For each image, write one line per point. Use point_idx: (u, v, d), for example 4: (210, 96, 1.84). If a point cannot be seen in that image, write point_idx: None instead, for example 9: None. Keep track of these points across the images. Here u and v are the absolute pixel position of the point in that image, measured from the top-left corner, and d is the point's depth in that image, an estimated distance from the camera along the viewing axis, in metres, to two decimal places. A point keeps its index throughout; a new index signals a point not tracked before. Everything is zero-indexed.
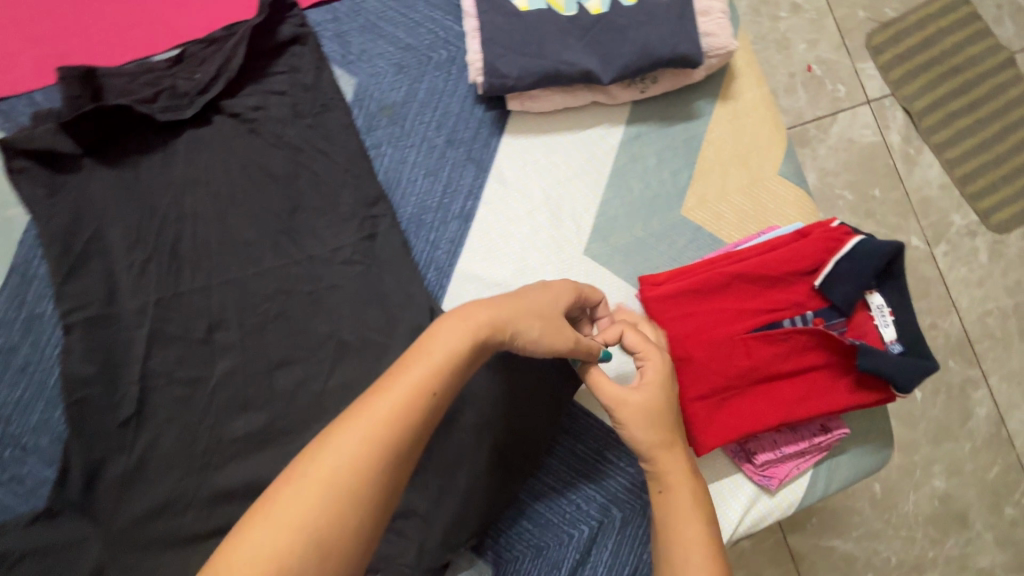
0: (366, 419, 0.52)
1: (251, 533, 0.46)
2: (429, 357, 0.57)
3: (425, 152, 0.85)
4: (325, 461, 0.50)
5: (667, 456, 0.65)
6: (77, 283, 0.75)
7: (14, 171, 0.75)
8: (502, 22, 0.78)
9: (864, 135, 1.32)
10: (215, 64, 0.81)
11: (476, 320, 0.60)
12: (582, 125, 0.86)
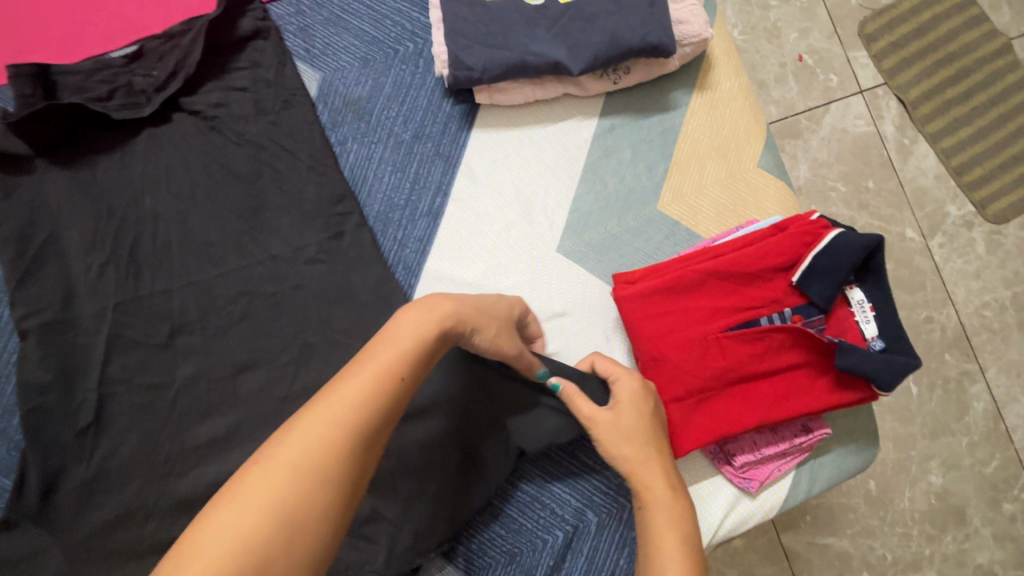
0: (338, 397, 0.49)
1: (216, 517, 0.43)
2: (394, 343, 0.54)
3: (392, 148, 0.83)
4: (291, 444, 0.46)
5: (642, 473, 0.64)
6: (34, 287, 0.74)
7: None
8: (466, 13, 0.76)
9: (857, 125, 1.29)
10: (174, 61, 0.78)
11: (437, 310, 0.57)
12: (554, 118, 0.83)
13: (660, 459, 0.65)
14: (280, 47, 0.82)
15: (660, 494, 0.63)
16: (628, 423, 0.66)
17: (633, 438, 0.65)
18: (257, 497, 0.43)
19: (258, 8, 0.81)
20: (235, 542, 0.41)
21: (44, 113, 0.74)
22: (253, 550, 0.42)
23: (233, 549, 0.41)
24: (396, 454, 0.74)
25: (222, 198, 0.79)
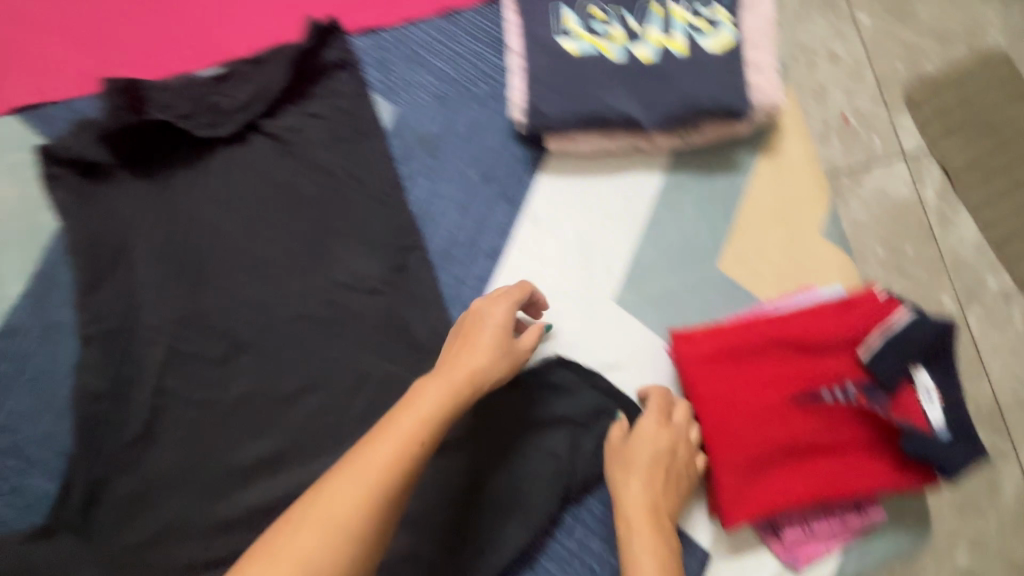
0: (367, 463, 0.55)
1: (258, 564, 0.50)
2: (416, 410, 0.61)
3: (459, 186, 0.84)
4: (323, 509, 0.52)
5: (625, 497, 0.68)
6: (101, 295, 0.75)
7: (47, 178, 0.75)
8: (547, 63, 0.77)
9: (901, 188, 1.17)
10: (257, 85, 0.80)
11: (455, 376, 0.65)
12: (621, 170, 0.84)
13: (654, 490, 0.68)
14: (360, 82, 0.84)
15: (647, 542, 0.64)
16: (636, 462, 0.69)
17: (631, 470, 0.69)
18: (293, 549, 0.50)
19: (342, 40, 0.83)
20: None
21: (133, 127, 0.77)
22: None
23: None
24: (446, 489, 0.74)
25: (290, 222, 0.80)
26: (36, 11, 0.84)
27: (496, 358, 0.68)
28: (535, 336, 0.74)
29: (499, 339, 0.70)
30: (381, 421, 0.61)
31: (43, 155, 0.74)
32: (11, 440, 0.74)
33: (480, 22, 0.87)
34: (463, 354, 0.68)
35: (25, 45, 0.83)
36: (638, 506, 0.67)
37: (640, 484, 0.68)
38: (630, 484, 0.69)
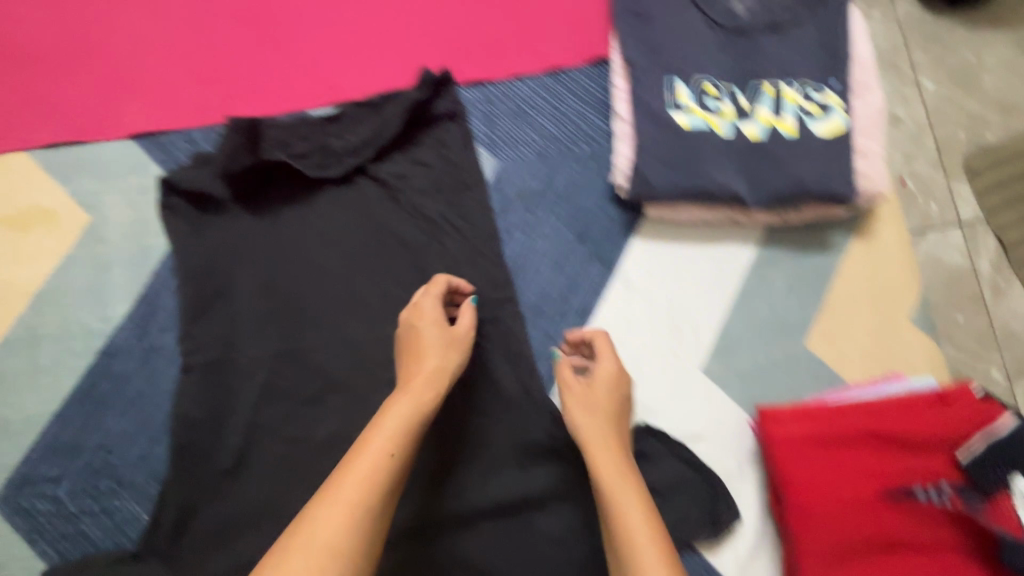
0: (342, 485, 0.58)
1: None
2: (385, 425, 0.64)
3: (555, 244, 0.85)
4: (308, 537, 0.54)
5: (597, 447, 0.68)
6: (204, 325, 0.78)
7: (165, 208, 0.79)
8: (656, 134, 0.79)
9: (956, 257, 0.88)
10: (370, 130, 0.83)
11: (418, 385, 0.68)
12: (715, 241, 0.85)
13: (616, 439, 0.70)
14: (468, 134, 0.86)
15: (632, 495, 0.64)
16: (599, 403, 0.71)
17: (597, 415, 0.71)
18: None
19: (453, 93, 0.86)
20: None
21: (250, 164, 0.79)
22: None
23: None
24: (528, 547, 0.76)
25: (391, 267, 0.82)
26: (162, 38, 0.86)
27: (457, 361, 0.72)
28: (471, 319, 0.76)
29: (457, 343, 0.73)
30: (355, 443, 0.63)
31: (165, 186, 0.78)
32: (104, 460, 0.76)
33: (586, 83, 0.88)
34: (424, 360, 0.70)
35: (148, 71, 0.85)
36: (603, 442, 0.68)
37: (597, 424, 0.70)
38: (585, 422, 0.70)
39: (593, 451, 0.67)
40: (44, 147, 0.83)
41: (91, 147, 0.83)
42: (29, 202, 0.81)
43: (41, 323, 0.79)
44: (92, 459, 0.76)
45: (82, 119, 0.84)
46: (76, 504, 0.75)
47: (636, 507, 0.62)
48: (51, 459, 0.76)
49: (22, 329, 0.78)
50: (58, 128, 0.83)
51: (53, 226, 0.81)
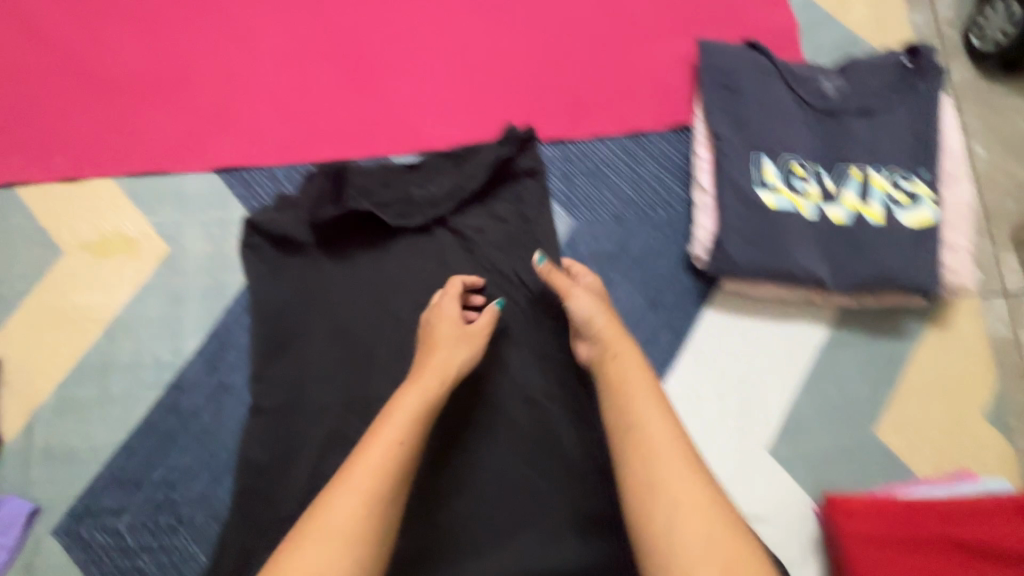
0: (356, 474, 0.59)
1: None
2: (397, 411, 0.64)
3: (627, 309, 0.84)
4: (327, 523, 0.55)
5: (611, 334, 0.71)
6: (275, 367, 0.78)
7: (246, 246, 0.80)
8: (742, 212, 0.78)
9: (999, 328, 0.85)
10: (452, 182, 0.83)
11: (430, 378, 0.69)
12: (788, 319, 0.84)
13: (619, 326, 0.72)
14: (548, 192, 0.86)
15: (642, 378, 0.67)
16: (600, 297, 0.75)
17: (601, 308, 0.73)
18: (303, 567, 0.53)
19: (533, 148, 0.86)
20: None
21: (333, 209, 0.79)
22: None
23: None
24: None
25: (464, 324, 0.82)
26: (252, 76, 0.87)
27: (467, 354, 0.73)
28: (490, 315, 0.77)
29: (467, 334, 0.75)
30: (367, 430, 0.64)
31: (249, 226, 0.79)
32: (166, 495, 0.76)
33: (666, 149, 0.89)
34: (437, 355, 0.72)
35: (237, 108, 0.86)
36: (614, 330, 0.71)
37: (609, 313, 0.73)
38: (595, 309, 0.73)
39: (607, 338, 0.71)
40: (130, 176, 0.84)
41: (175, 178, 0.84)
42: (112, 228, 0.82)
43: (116, 352, 0.79)
44: (153, 494, 0.76)
45: (169, 151, 0.84)
46: (134, 538, 0.75)
47: (646, 388, 0.66)
48: (114, 490, 0.76)
49: (96, 357, 0.79)
50: (144, 159, 0.84)
51: (133, 255, 0.82)
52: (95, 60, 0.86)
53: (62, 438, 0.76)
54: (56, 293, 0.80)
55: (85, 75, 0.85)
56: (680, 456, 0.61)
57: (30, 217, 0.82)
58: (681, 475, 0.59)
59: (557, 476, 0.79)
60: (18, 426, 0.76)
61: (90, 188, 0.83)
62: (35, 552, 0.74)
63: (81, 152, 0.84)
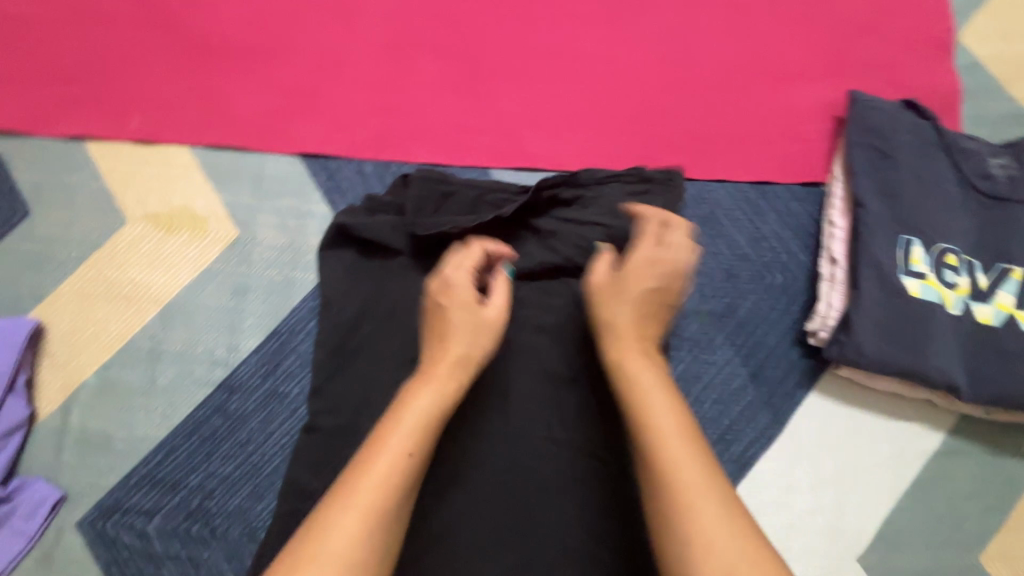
0: (356, 486, 0.47)
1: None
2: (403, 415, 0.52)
3: (725, 376, 0.77)
4: (317, 541, 0.45)
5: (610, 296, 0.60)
6: (335, 385, 0.70)
7: (330, 247, 0.73)
8: (880, 296, 0.70)
9: None
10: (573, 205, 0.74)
11: (445, 378, 0.56)
12: (901, 416, 0.76)
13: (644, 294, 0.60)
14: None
15: (631, 344, 0.57)
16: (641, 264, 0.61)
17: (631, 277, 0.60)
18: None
19: (675, 191, 0.75)
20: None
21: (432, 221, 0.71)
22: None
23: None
24: None
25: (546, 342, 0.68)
26: (352, 55, 0.79)
27: (484, 344, 0.59)
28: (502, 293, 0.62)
29: (480, 317, 0.59)
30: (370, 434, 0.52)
31: (338, 228, 0.72)
32: (200, 503, 0.70)
33: (794, 206, 0.81)
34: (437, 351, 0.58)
35: (332, 88, 0.78)
36: (626, 335, 0.58)
37: (630, 317, 0.58)
38: (620, 323, 0.59)
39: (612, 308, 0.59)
40: (208, 147, 0.76)
41: (255, 157, 0.77)
42: (180, 201, 0.75)
43: (168, 337, 0.73)
44: (187, 499, 0.70)
45: (253, 124, 0.77)
46: (162, 544, 0.69)
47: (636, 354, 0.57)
48: (147, 489, 0.69)
49: (147, 341, 0.73)
50: (225, 132, 0.76)
51: (199, 235, 0.75)
52: (189, 17, 0.79)
53: (99, 424, 0.70)
54: (113, 264, 0.74)
55: (176, 32, 0.78)
56: (705, 479, 0.48)
57: (96, 176, 0.75)
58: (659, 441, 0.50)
59: (574, 487, 0.63)
60: (54, 405, 0.70)
61: (163, 155, 0.76)
62: (55, 543, 0.68)
63: (158, 112, 0.76)
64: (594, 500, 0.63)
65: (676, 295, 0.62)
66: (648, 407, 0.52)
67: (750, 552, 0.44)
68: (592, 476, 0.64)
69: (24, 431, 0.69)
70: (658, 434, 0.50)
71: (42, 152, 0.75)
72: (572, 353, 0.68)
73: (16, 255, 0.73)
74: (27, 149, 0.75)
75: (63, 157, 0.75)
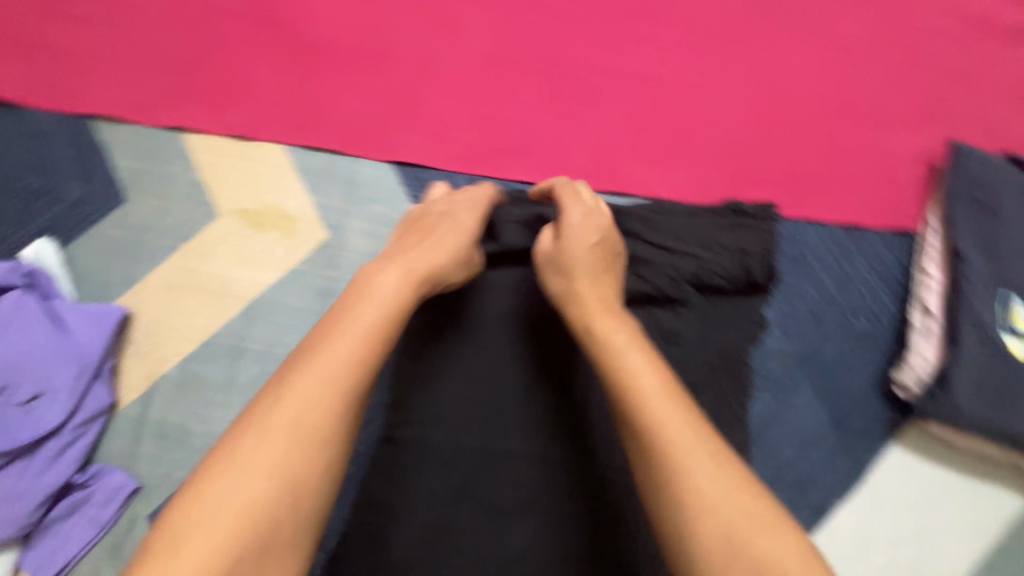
0: (325, 360, 0.50)
1: (220, 479, 0.45)
2: (372, 295, 0.56)
3: (806, 422, 0.76)
4: (287, 411, 0.48)
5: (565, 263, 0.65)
6: (418, 396, 0.71)
7: None
8: (982, 354, 0.68)
9: None
10: (668, 235, 0.73)
11: (413, 267, 0.59)
12: (986, 478, 0.74)
13: (579, 253, 0.65)
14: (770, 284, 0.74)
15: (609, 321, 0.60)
16: (576, 234, 0.66)
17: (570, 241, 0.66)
18: (257, 465, 0.46)
19: (771, 231, 0.75)
20: (244, 510, 0.44)
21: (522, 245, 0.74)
22: (263, 513, 0.44)
23: (246, 512, 0.44)
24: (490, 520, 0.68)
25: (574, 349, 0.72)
26: (452, 67, 0.79)
27: (454, 254, 0.63)
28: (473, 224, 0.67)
29: (451, 232, 0.64)
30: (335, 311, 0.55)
31: None
32: None
33: (885, 251, 0.79)
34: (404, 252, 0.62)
35: (429, 98, 0.78)
36: (590, 304, 0.62)
37: (588, 286, 0.64)
38: (573, 287, 0.64)
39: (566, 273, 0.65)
40: (304, 148, 0.76)
41: (349, 161, 0.77)
42: (272, 200, 0.75)
43: (252, 335, 0.72)
44: None
45: (349, 127, 0.77)
46: None
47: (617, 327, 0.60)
48: None
49: (230, 338, 0.72)
50: (322, 133, 0.77)
51: (288, 235, 0.75)
52: (293, 18, 0.79)
53: (178, 417, 0.70)
54: (202, 257, 0.74)
55: (279, 31, 0.78)
56: (686, 424, 0.52)
57: (191, 169, 0.75)
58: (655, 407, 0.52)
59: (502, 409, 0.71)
60: (135, 394, 0.70)
61: (258, 152, 0.76)
62: (126, 534, 0.67)
63: (257, 109, 0.77)
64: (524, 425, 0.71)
65: (615, 244, 0.68)
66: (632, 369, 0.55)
67: (731, 481, 0.49)
68: (562, 472, 0.70)
69: (104, 419, 0.69)
70: (642, 391, 0.54)
71: (141, 141, 0.76)
72: (528, 325, 0.73)
73: (107, 241, 0.74)
74: (126, 137, 0.76)
75: (161, 148, 0.76)
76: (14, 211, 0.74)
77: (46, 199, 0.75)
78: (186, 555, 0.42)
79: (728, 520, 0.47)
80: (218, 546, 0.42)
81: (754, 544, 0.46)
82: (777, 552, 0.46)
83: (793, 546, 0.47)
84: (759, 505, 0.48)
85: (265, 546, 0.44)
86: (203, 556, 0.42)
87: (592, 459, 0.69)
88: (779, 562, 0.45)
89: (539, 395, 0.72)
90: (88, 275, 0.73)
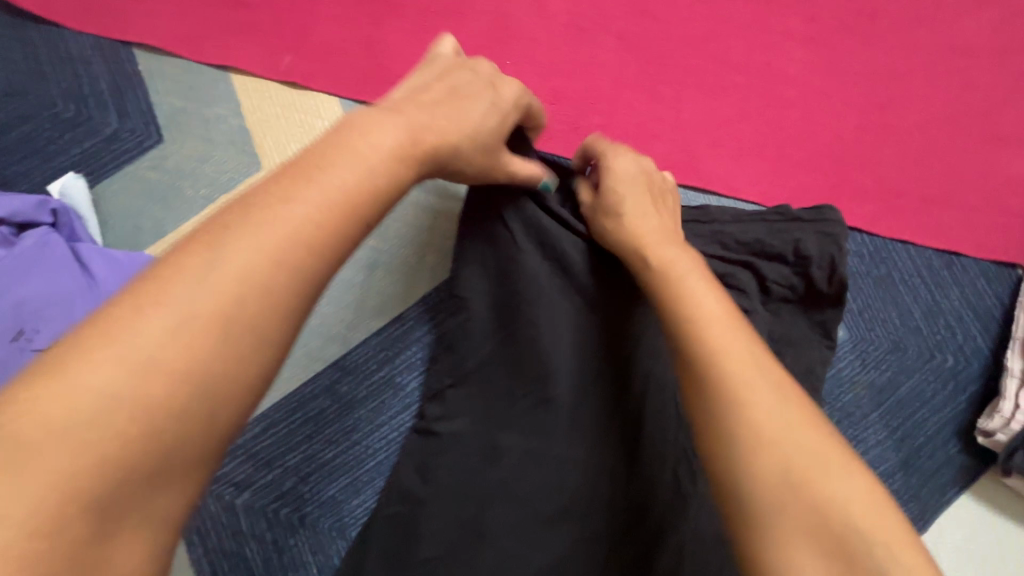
0: (273, 227, 0.34)
1: (89, 366, 0.28)
2: (362, 156, 0.39)
3: (876, 456, 0.69)
4: (215, 283, 0.31)
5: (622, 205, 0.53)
6: (460, 390, 0.64)
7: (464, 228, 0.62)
8: None
9: None
10: (741, 236, 0.63)
11: (422, 125, 0.43)
12: None
13: (629, 198, 0.53)
14: (839, 295, 0.62)
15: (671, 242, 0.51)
16: (623, 188, 0.54)
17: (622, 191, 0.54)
18: (157, 359, 0.29)
19: (839, 233, 0.61)
20: (135, 410, 0.28)
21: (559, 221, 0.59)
22: (162, 430, 0.29)
23: (134, 421, 0.28)
24: (529, 533, 0.58)
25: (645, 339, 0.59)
26: (529, 32, 0.72)
27: (477, 163, 0.49)
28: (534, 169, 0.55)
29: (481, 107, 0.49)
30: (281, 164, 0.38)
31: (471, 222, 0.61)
32: (294, 486, 0.65)
33: (981, 284, 0.72)
34: (417, 110, 0.44)
35: (501, 62, 0.71)
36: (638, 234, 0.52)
37: (645, 223, 0.52)
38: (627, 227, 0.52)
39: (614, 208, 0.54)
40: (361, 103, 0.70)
41: None
42: None
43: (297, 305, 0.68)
44: (282, 479, 0.65)
45: None
46: (248, 522, 0.64)
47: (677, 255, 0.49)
48: (241, 460, 0.65)
49: None
50: (382, 89, 0.70)
51: None
52: None
53: None
54: None
55: None
56: (744, 351, 0.40)
57: (237, 113, 0.69)
58: (721, 333, 0.42)
59: (555, 405, 0.59)
60: None
61: (311, 101, 0.69)
62: None
63: (316, 56, 0.70)
64: (580, 424, 0.59)
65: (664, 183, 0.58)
66: (685, 293, 0.45)
67: (795, 412, 0.37)
68: (616, 484, 0.58)
69: None
70: (699, 316, 0.43)
71: (184, 76, 0.70)
72: (599, 309, 0.60)
73: (140, 182, 0.68)
74: (170, 73, 0.70)
75: (207, 89, 0.69)
76: (44, 141, 0.68)
77: (78, 130, 0.68)
78: (34, 468, 0.26)
79: (791, 462, 0.35)
80: (81, 466, 0.27)
81: (815, 485, 0.34)
82: (853, 499, 0.34)
83: (872, 499, 0.34)
84: (831, 444, 0.36)
85: (161, 469, 0.29)
86: (56, 482, 0.26)
87: (654, 470, 0.57)
88: (845, 512, 0.34)
89: (591, 388, 0.60)
90: (118, 218, 0.68)
